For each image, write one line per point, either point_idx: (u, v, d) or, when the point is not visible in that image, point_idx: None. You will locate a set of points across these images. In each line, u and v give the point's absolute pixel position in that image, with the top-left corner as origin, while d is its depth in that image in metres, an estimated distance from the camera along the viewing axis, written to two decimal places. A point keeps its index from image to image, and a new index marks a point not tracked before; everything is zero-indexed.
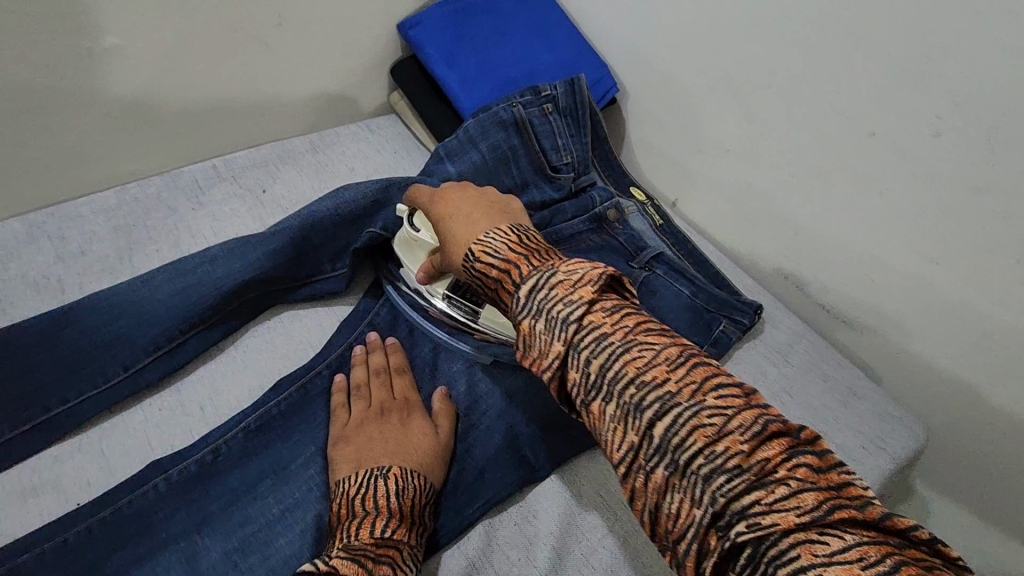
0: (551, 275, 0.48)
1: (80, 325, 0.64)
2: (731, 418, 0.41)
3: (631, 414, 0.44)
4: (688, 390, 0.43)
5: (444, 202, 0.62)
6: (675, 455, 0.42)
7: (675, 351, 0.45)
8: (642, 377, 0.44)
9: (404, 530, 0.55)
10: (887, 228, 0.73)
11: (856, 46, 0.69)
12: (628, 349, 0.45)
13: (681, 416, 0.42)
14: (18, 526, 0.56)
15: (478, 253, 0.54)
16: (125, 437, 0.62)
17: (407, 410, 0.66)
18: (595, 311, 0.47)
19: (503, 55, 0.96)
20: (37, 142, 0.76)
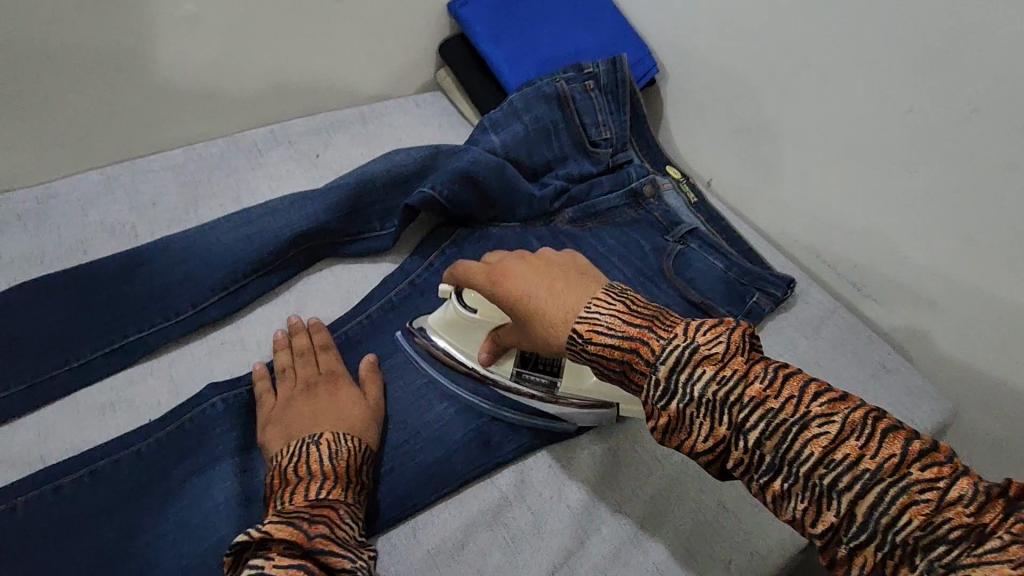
0: (691, 347, 0.44)
1: (154, 262, 0.70)
2: (948, 488, 0.36)
3: (827, 497, 0.39)
4: (889, 464, 0.38)
5: (506, 278, 0.58)
6: (893, 539, 0.37)
7: (858, 418, 0.39)
8: (832, 458, 0.39)
9: (339, 489, 0.55)
10: (922, 206, 0.74)
11: (899, 23, 0.70)
12: (805, 424, 0.40)
13: (888, 497, 0.37)
14: (97, 434, 0.62)
15: (586, 332, 0.48)
16: (191, 365, 0.68)
17: (334, 382, 0.66)
18: (751, 384, 0.42)
19: (548, 34, 0.99)
20: (120, 100, 0.83)
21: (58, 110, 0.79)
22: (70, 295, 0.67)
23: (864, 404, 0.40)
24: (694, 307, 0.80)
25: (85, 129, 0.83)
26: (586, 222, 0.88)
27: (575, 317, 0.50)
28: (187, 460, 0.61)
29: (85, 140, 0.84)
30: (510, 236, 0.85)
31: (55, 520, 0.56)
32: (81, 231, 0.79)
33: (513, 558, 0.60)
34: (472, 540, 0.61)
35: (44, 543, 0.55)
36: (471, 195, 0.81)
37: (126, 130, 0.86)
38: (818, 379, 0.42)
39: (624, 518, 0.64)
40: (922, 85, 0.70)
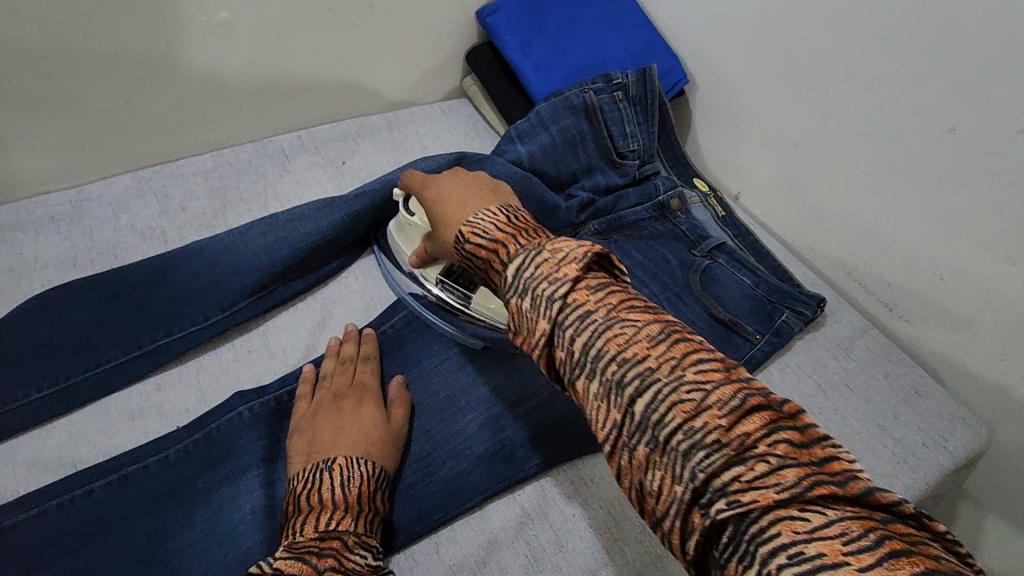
0: (538, 255, 0.47)
1: (184, 269, 0.71)
2: (711, 392, 0.39)
3: (615, 389, 0.42)
4: (669, 365, 0.40)
5: (433, 186, 0.61)
6: (658, 432, 0.39)
7: (657, 329, 0.43)
8: (623, 355, 0.42)
9: (350, 519, 0.54)
10: (959, 227, 0.73)
11: (941, 41, 0.68)
12: (610, 326, 0.43)
13: (659, 394, 0.40)
14: (126, 440, 0.63)
15: (467, 234, 0.52)
16: (219, 371, 0.69)
17: (363, 396, 0.65)
18: (579, 290, 0.45)
19: (576, 43, 0.99)
20: (152, 106, 0.84)
21: (94, 114, 0.81)
22: (102, 300, 0.68)
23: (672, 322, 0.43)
24: (721, 323, 0.79)
25: (120, 133, 0.84)
26: (611, 234, 0.87)
27: (462, 222, 0.54)
28: (213, 467, 0.61)
29: (119, 143, 0.85)
30: None
31: (84, 524, 0.57)
32: (112, 234, 0.80)
33: None
34: (495, 557, 0.61)
35: (73, 547, 0.56)
36: None
37: (158, 134, 0.87)
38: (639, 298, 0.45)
39: (648, 540, 0.63)
40: (966, 102, 0.68)
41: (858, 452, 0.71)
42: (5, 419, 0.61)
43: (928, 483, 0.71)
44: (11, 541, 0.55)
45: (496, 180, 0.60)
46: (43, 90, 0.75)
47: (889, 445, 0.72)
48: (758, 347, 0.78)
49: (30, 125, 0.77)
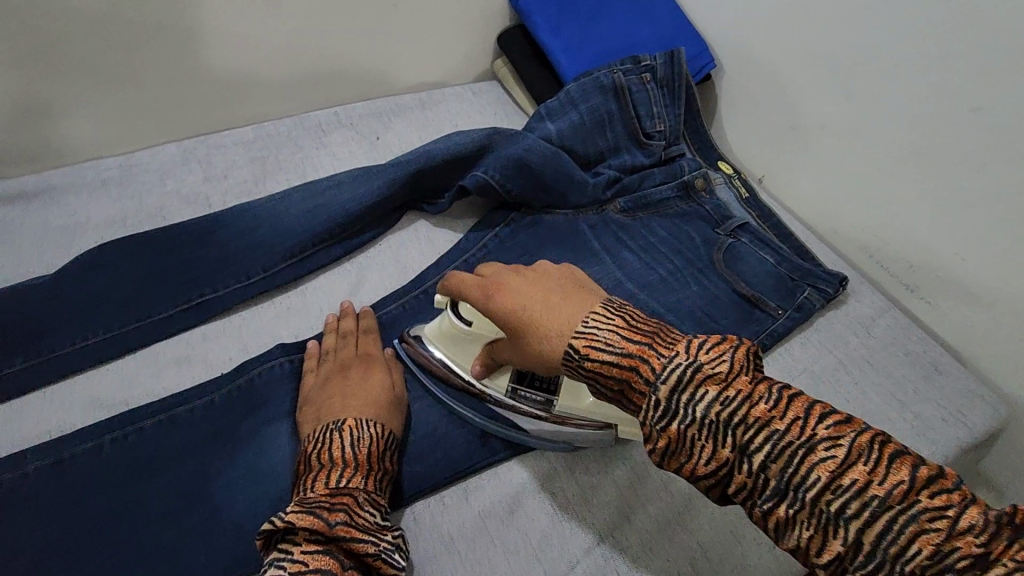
0: (695, 367, 0.44)
1: (228, 229, 0.75)
2: (957, 516, 0.37)
3: (833, 521, 0.39)
4: (896, 490, 0.38)
5: (500, 292, 0.56)
6: (900, 566, 0.38)
7: (863, 444, 0.40)
8: (838, 483, 0.39)
9: (359, 477, 0.56)
10: (982, 208, 0.74)
11: (970, 23, 0.69)
12: (807, 447, 0.41)
13: (893, 525, 0.38)
14: (173, 383, 0.67)
15: (587, 350, 0.48)
16: (260, 325, 0.73)
17: (368, 364, 0.66)
18: (758, 406, 0.43)
19: (605, 27, 1.01)
20: (200, 78, 0.88)
21: (145, 84, 0.85)
22: (153, 255, 0.72)
23: (870, 429, 0.41)
24: (744, 298, 0.81)
25: (168, 103, 0.88)
26: (638, 212, 0.89)
27: (573, 334, 0.49)
28: (254, 413, 0.64)
29: (166, 113, 0.89)
30: (561, 222, 0.87)
31: (137, 458, 0.60)
32: (159, 198, 0.85)
33: (560, 527, 0.62)
34: (523, 504, 0.64)
35: (125, 479, 0.59)
36: (525, 179, 0.83)
37: (203, 106, 0.91)
38: (824, 402, 0.43)
39: (668, 497, 0.65)
40: (993, 83, 0.69)
41: (875, 425, 0.73)
42: (64, 360, 0.65)
43: (946, 457, 0.72)
44: (73, 468, 0.59)
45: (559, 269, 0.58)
46: (101, 58, 0.80)
47: (907, 419, 0.74)
48: (779, 321, 0.80)
49: (88, 91, 0.82)
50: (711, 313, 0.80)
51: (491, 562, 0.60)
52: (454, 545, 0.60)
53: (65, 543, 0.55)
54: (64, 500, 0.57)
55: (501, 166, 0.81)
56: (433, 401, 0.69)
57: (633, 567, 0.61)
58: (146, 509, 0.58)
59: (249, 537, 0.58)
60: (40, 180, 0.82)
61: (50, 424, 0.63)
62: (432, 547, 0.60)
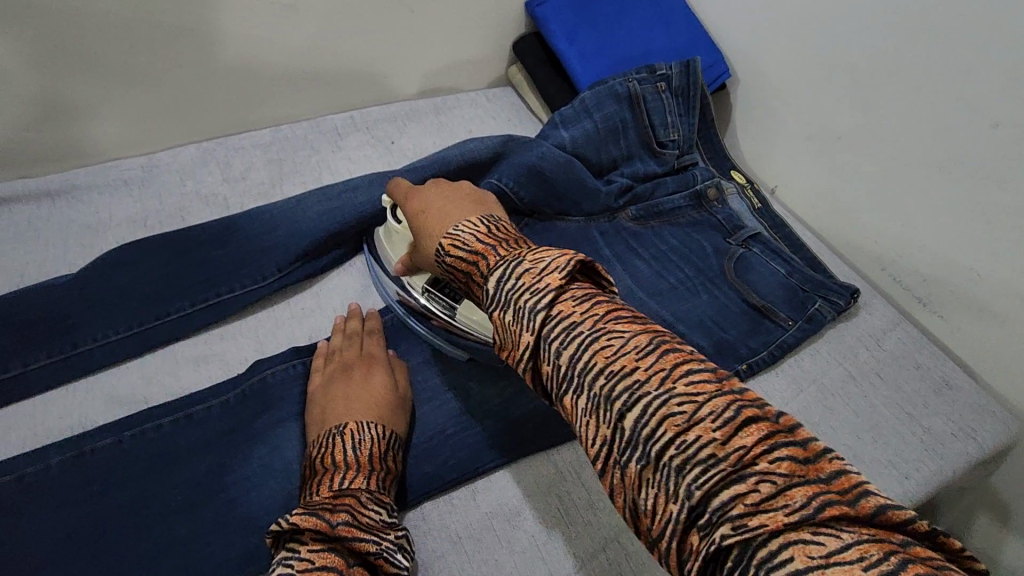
0: (518, 265, 0.48)
1: (246, 231, 0.76)
2: (703, 403, 0.38)
3: (603, 403, 0.40)
4: (657, 377, 0.39)
5: (416, 199, 0.65)
6: (647, 448, 0.38)
7: (645, 339, 0.42)
8: (609, 367, 0.41)
9: (362, 478, 0.57)
10: (999, 221, 0.73)
11: (990, 37, 0.69)
12: (595, 337, 0.42)
13: (649, 409, 0.39)
14: (191, 381, 0.69)
15: (448, 246, 0.54)
16: (276, 326, 0.75)
17: (370, 364, 0.67)
18: (563, 300, 0.45)
19: (621, 35, 1.01)
20: (222, 80, 0.90)
21: (167, 86, 0.86)
22: (173, 254, 0.73)
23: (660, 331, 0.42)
24: (754, 309, 0.81)
25: (189, 105, 0.90)
26: (649, 220, 0.89)
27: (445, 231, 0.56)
28: (268, 411, 0.66)
29: (187, 114, 0.91)
30: (573, 229, 0.87)
31: (155, 454, 0.62)
32: (179, 199, 0.86)
33: (567, 530, 0.63)
34: (529, 509, 0.64)
35: (143, 474, 0.60)
36: (538, 186, 0.84)
37: (223, 108, 0.93)
38: (624, 307, 0.45)
39: None
40: (1010, 98, 0.69)
41: (885, 438, 0.73)
42: (86, 356, 0.67)
43: (955, 472, 0.72)
44: (94, 462, 0.60)
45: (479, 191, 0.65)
46: (127, 60, 0.81)
47: (918, 433, 0.73)
48: (790, 332, 0.80)
49: (113, 92, 0.83)
50: (721, 322, 0.80)
51: (500, 562, 0.60)
52: (462, 545, 0.61)
53: (84, 535, 0.57)
54: (83, 494, 0.59)
55: (515, 173, 0.82)
56: (443, 403, 0.70)
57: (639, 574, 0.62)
58: (162, 503, 0.59)
59: (262, 532, 0.59)
60: (64, 179, 0.84)
61: (72, 419, 0.64)
62: (440, 547, 0.61)
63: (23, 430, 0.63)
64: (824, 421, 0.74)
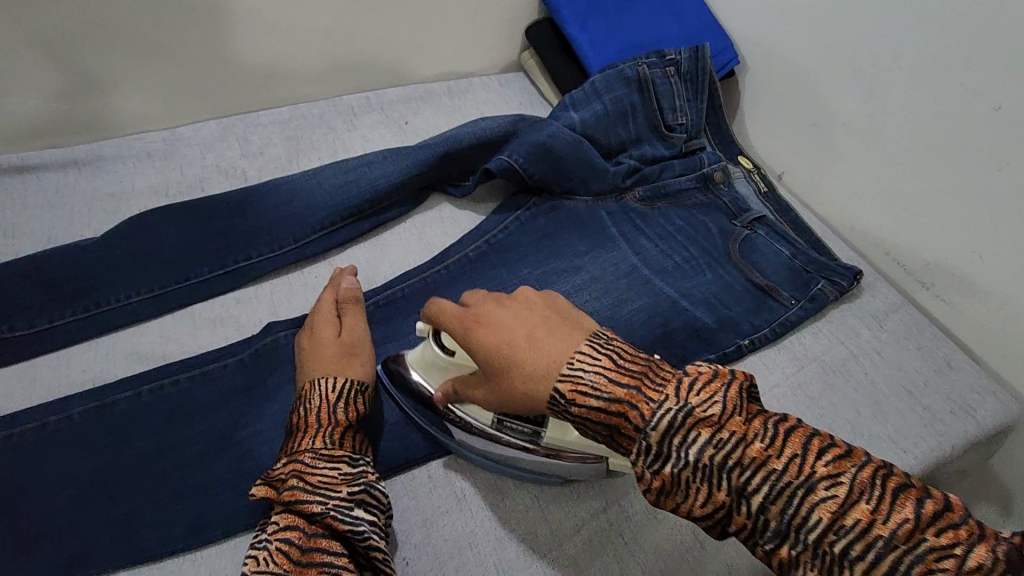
0: (686, 412, 0.45)
1: (263, 202, 0.79)
2: (961, 555, 0.38)
3: (839, 562, 0.40)
4: (900, 529, 0.39)
5: (483, 325, 0.56)
6: None
7: (861, 479, 0.41)
8: (841, 523, 0.40)
9: (308, 438, 0.58)
10: (1002, 204, 0.74)
11: (994, 21, 0.70)
12: (810, 488, 0.41)
13: (900, 565, 0.39)
14: (208, 342, 0.71)
15: (572, 395, 0.48)
16: (291, 293, 0.77)
17: (318, 323, 0.68)
18: (753, 444, 0.43)
19: (632, 22, 1.03)
20: (242, 58, 0.92)
21: (189, 63, 0.89)
22: (192, 221, 0.76)
23: (867, 464, 0.42)
24: (758, 288, 0.83)
25: (211, 82, 0.93)
26: (656, 202, 0.91)
27: (558, 375, 0.49)
28: (280, 370, 0.68)
29: (208, 92, 0.93)
30: (581, 209, 0.89)
31: (174, 407, 0.64)
32: (199, 171, 0.89)
33: (568, 491, 0.65)
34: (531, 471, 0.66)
35: (161, 425, 0.63)
36: (547, 165, 0.85)
37: (243, 85, 0.95)
38: (821, 436, 0.43)
39: None
40: (1013, 81, 0.70)
41: (883, 414, 0.74)
42: (110, 315, 0.70)
43: (953, 449, 0.73)
44: (115, 412, 0.63)
45: (547, 300, 0.57)
46: (152, 35, 0.84)
47: (917, 410, 0.75)
48: (792, 311, 0.81)
49: (137, 66, 0.86)
50: (724, 300, 0.82)
51: (502, 520, 0.63)
52: (466, 501, 0.64)
53: (105, 479, 0.59)
54: (104, 442, 0.61)
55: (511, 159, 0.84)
56: None
57: (637, 534, 0.64)
58: (179, 453, 0.62)
59: None
60: (90, 150, 0.87)
61: (95, 372, 0.67)
62: (445, 503, 0.63)
63: (50, 382, 0.66)
64: (823, 397, 0.75)
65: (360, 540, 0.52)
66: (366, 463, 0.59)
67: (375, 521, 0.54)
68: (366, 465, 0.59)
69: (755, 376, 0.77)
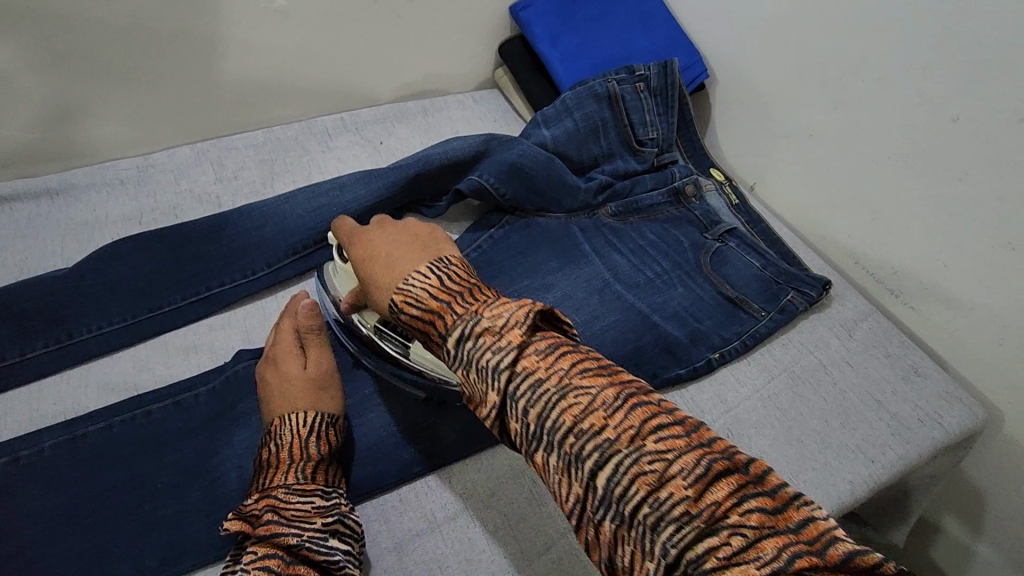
0: (476, 323, 0.47)
1: (236, 228, 0.79)
2: (674, 462, 0.39)
3: (574, 461, 0.42)
4: (627, 435, 0.41)
5: (360, 245, 0.59)
6: (623, 508, 0.40)
7: (613, 393, 0.43)
8: (580, 427, 0.42)
9: (280, 474, 0.58)
10: (963, 213, 0.76)
11: (947, 37, 0.72)
12: (565, 395, 0.43)
13: (621, 467, 0.40)
14: (180, 369, 0.72)
15: (400, 303, 0.50)
16: (264, 317, 0.77)
17: (282, 349, 0.67)
18: (527, 356, 0.45)
19: (603, 38, 1.04)
20: (215, 84, 0.93)
21: (163, 91, 0.90)
22: (165, 250, 0.76)
23: (624, 383, 0.44)
24: (728, 301, 0.84)
25: (183, 107, 0.93)
26: (629, 216, 0.92)
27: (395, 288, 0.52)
28: (252, 396, 0.68)
29: (181, 116, 0.94)
30: (554, 226, 0.90)
31: (144, 437, 0.64)
32: (172, 197, 0.89)
33: (539, 510, 0.66)
34: (501, 490, 0.67)
35: (132, 457, 0.63)
36: (519, 184, 0.86)
37: (217, 110, 0.96)
38: (591, 359, 0.45)
39: None
40: (969, 93, 0.72)
41: (852, 424, 0.75)
42: (82, 345, 0.70)
43: (921, 455, 0.74)
44: (86, 445, 0.63)
45: (431, 227, 0.59)
46: (123, 63, 0.85)
47: (885, 418, 0.76)
48: (762, 322, 0.82)
49: (111, 95, 0.87)
50: (695, 314, 0.83)
51: (473, 542, 0.63)
52: (437, 522, 0.64)
53: (75, 513, 0.59)
54: (75, 475, 0.61)
55: (483, 180, 0.85)
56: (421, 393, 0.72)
57: None
58: (150, 485, 0.62)
59: None
60: (62, 179, 0.87)
61: (66, 404, 0.67)
62: (417, 527, 0.64)
63: (21, 415, 0.66)
64: (793, 408, 0.76)
65: (336, 568, 0.53)
66: (339, 494, 0.60)
67: (351, 549, 0.56)
68: (340, 496, 0.60)
69: (726, 388, 0.78)
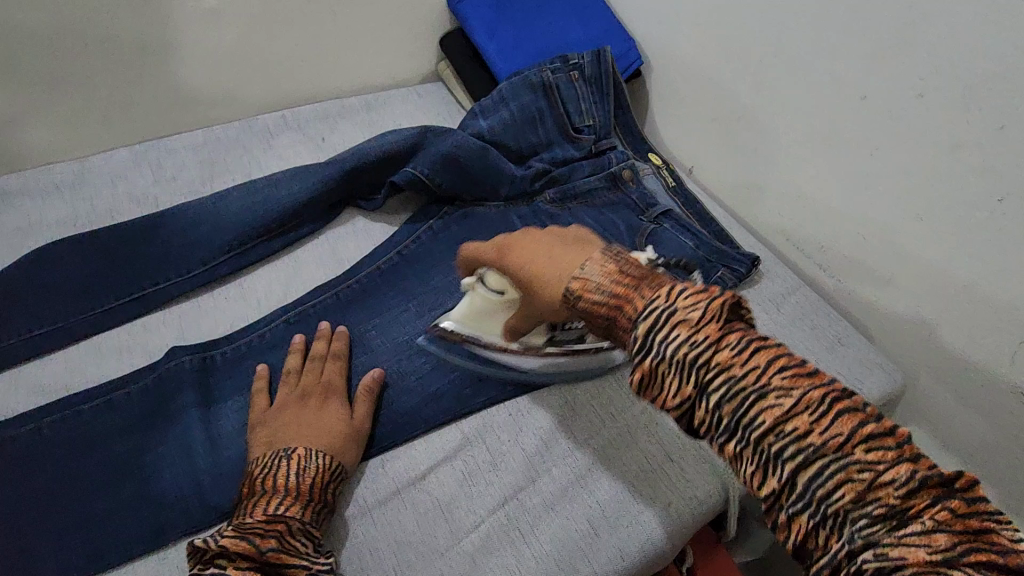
0: (673, 314, 0.45)
1: (169, 228, 0.80)
2: (885, 471, 0.39)
3: (772, 461, 0.41)
4: (833, 442, 0.40)
5: (511, 250, 0.56)
6: (824, 506, 0.40)
7: (815, 396, 0.41)
8: (782, 428, 0.41)
9: (297, 505, 0.59)
10: (877, 187, 0.79)
11: (851, 18, 0.75)
12: (766, 394, 0.42)
13: (825, 470, 0.40)
14: (113, 369, 0.72)
15: (580, 290, 0.50)
16: (200, 315, 0.78)
17: (327, 395, 0.70)
18: (722, 351, 0.44)
19: (539, 29, 1.06)
20: (149, 86, 0.93)
21: (95, 96, 0.90)
22: (97, 252, 0.76)
23: (829, 385, 0.42)
24: None
25: (117, 110, 0.93)
26: (566, 203, 0.93)
27: (571, 276, 0.50)
28: (185, 393, 0.69)
29: (116, 119, 0.94)
30: (493, 214, 0.91)
31: (75, 438, 0.65)
32: (109, 200, 0.90)
33: (469, 491, 0.68)
34: (435, 471, 0.69)
35: (63, 457, 0.64)
36: (454, 174, 0.88)
37: (152, 112, 0.96)
38: (788, 354, 0.43)
39: (572, 464, 0.70)
40: (875, 71, 0.75)
41: None
42: (11, 349, 0.70)
43: None
44: (16, 446, 0.64)
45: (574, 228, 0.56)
46: (50, 69, 0.85)
47: None
48: None
49: (39, 100, 0.87)
50: None
51: (403, 522, 0.65)
52: (368, 507, 0.66)
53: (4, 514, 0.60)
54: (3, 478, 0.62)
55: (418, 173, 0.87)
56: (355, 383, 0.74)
57: (533, 526, 0.66)
58: (81, 483, 0.63)
59: (172, 507, 0.62)
60: None
61: None
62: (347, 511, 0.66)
63: None
64: None
65: None
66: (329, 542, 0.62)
67: None
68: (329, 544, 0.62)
69: None
